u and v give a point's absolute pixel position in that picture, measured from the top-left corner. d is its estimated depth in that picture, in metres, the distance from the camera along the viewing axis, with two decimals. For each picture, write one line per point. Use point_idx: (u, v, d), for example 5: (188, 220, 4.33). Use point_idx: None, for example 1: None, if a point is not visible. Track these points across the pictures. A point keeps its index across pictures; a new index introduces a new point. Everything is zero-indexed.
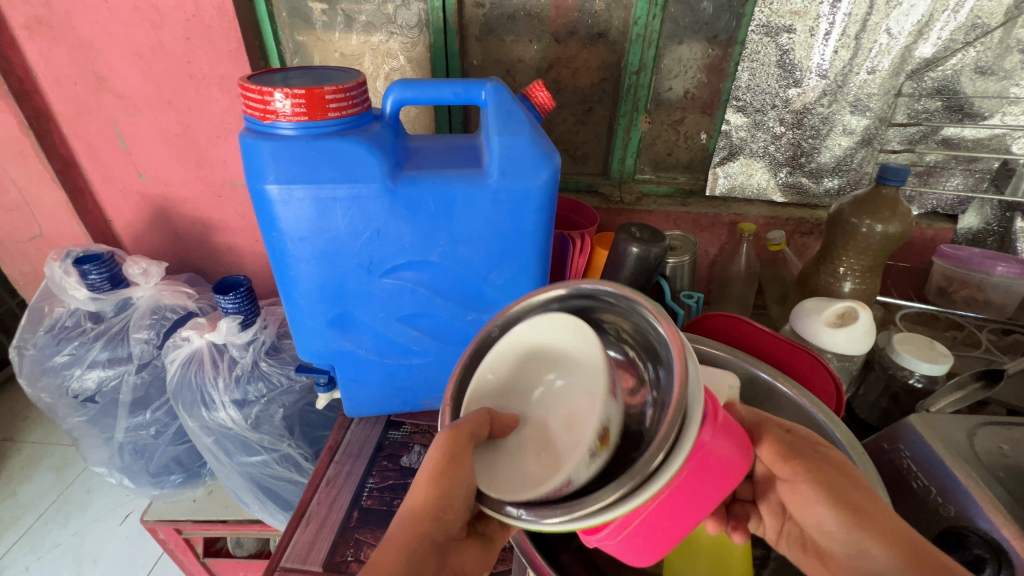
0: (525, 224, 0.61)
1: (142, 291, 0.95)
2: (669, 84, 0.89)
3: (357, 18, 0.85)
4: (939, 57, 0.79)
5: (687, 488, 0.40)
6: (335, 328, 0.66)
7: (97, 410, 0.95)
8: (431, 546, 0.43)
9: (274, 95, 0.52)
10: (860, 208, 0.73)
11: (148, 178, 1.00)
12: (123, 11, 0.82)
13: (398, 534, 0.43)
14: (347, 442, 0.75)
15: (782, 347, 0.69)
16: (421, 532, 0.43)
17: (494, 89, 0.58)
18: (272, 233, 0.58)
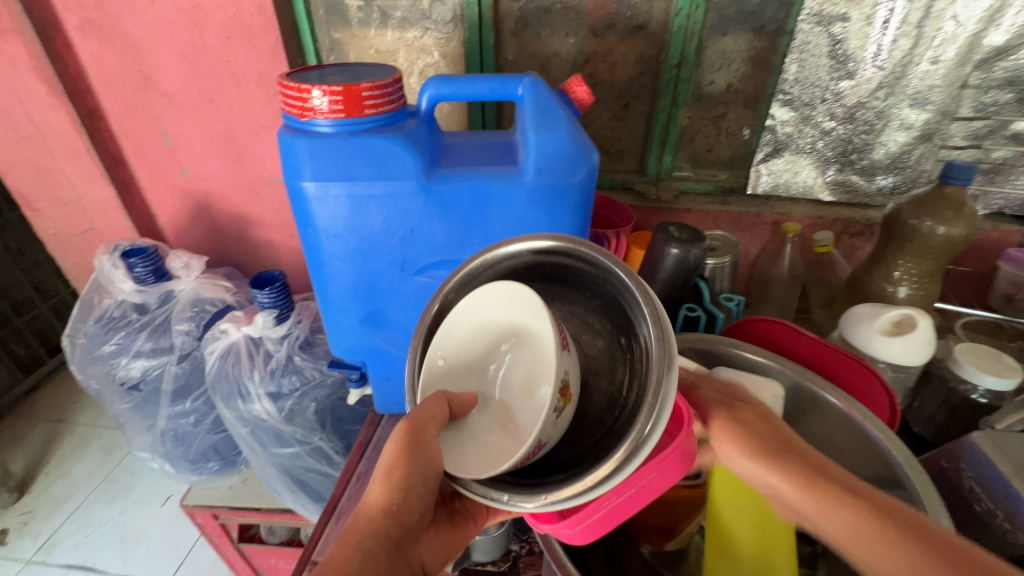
0: (561, 223, 0.59)
1: (183, 285, 0.98)
2: (711, 77, 0.86)
3: (392, 15, 0.85)
4: (1012, 45, 0.73)
5: (642, 495, 0.42)
6: (368, 325, 0.66)
7: (141, 398, 0.99)
8: (387, 541, 0.46)
9: (312, 93, 0.53)
10: (920, 209, 0.68)
11: (190, 175, 1.03)
12: (169, 12, 0.85)
13: (351, 531, 0.45)
14: (378, 438, 0.76)
15: (827, 354, 0.65)
16: (378, 527, 0.45)
17: (532, 84, 0.56)
18: (307, 230, 0.59)
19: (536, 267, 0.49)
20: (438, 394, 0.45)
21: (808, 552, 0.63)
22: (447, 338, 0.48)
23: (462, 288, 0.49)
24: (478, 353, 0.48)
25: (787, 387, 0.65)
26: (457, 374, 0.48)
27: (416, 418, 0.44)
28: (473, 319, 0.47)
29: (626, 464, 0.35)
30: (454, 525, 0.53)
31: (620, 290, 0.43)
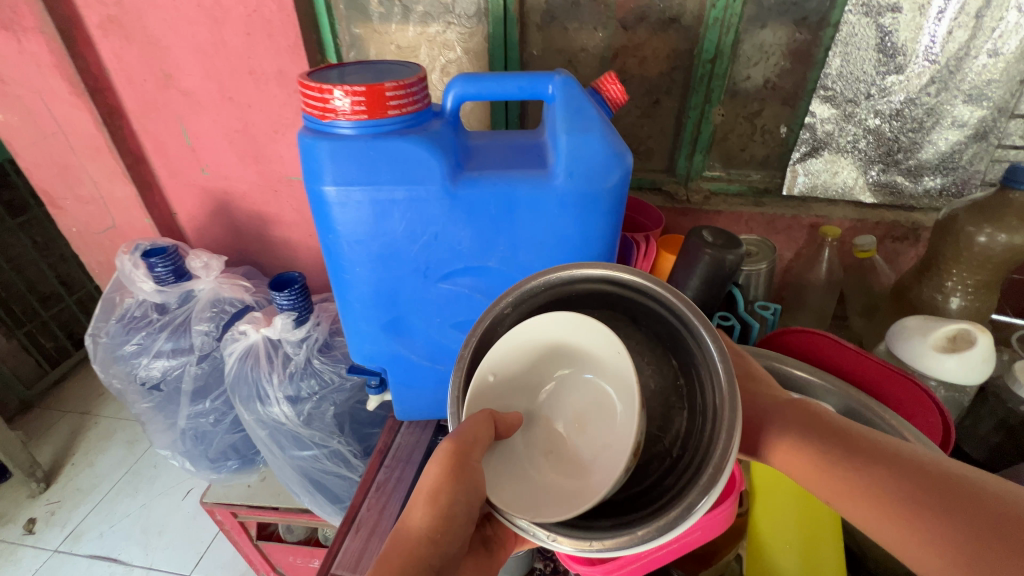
0: (592, 230, 0.57)
1: (203, 284, 0.97)
2: (748, 72, 0.82)
3: (414, 9, 0.82)
4: None
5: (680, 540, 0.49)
6: (389, 332, 0.64)
7: (162, 397, 0.99)
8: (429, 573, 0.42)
9: (334, 93, 0.50)
10: (980, 214, 0.63)
11: (210, 173, 1.02)
12: (188, 8, 0.83)
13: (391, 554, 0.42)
14: (397, 446, 0.74)
15: (873, 372, 0.61)
16: (420, 556, 0.42)
17: (563, 82, 0.53)
18: (328, 235, 0.57)
19: (596, 296, 0.51)
20: (485, 413, 0.45)
21: None
22: (502, 356, 0.49)
23: (518, 304, 0.50)
24: (531, 372, 0.50)
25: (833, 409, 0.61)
26: (509, 389, 0.50)
27: (464, 438, 0.43)
28: (535, 340, 0.49)
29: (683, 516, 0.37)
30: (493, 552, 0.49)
31: (688, 333, 0.45)
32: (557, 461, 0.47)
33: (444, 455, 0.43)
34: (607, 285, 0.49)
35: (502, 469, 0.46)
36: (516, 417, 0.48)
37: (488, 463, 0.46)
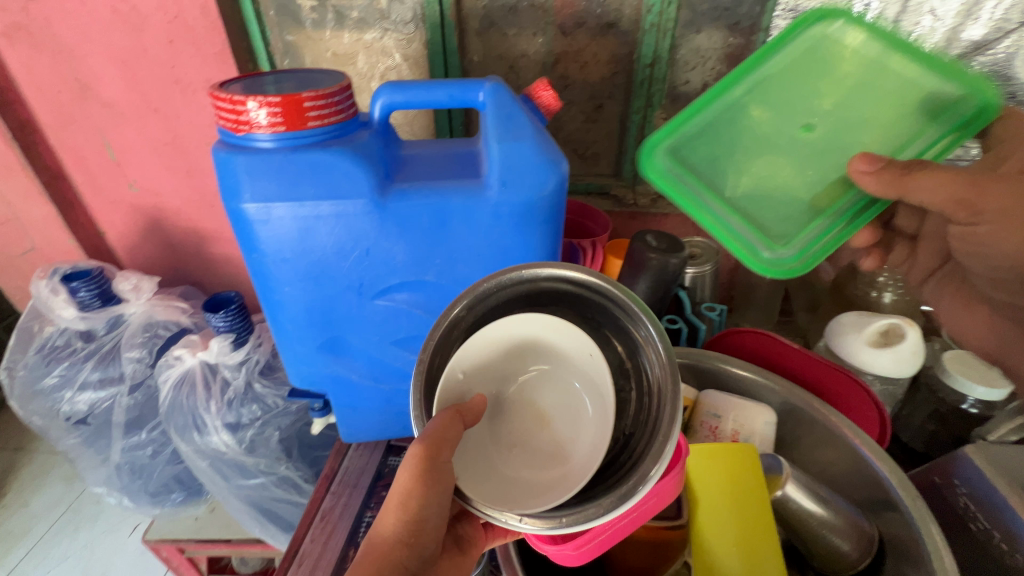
0: (530, 240, 0.55)
1: (133, 308, 0.91)
2: (686, 76, 0.82)
3: (349, 15, 0.80)
4: (989, 40, 0.71)
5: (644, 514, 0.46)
6: (326, 352, 0.61)
7: (91, 431, 0.92)
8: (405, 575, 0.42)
9: (248, 104, 0.47)
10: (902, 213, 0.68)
11: (139, 190, 0.96)
12: (102, 14, 0.78)
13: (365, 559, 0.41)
14: (344, 471, 0.71)
15: (819, 371, 0.62)
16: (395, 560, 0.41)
17: (493, 89, 0.52)
18: (252, 254, 0.53)
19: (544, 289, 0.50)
20: (447, 412, 0.43)
21: None
22: (465, 356, 0.47)
23: (472, 305, 0.47)
24: (495, 371, 0.49)
25: (777, 408, 0.63)
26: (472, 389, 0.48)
27: (428, 442, 0.40)
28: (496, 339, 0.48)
29: (640, 486, 0.37)
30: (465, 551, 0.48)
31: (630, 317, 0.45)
32: (523, 455, 0.46)
33: (414, 463, 0.41)
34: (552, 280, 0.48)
35: (470, 466, 0.45)
36: (479, 400, 0.45)
37: (457, 465, 0.45)
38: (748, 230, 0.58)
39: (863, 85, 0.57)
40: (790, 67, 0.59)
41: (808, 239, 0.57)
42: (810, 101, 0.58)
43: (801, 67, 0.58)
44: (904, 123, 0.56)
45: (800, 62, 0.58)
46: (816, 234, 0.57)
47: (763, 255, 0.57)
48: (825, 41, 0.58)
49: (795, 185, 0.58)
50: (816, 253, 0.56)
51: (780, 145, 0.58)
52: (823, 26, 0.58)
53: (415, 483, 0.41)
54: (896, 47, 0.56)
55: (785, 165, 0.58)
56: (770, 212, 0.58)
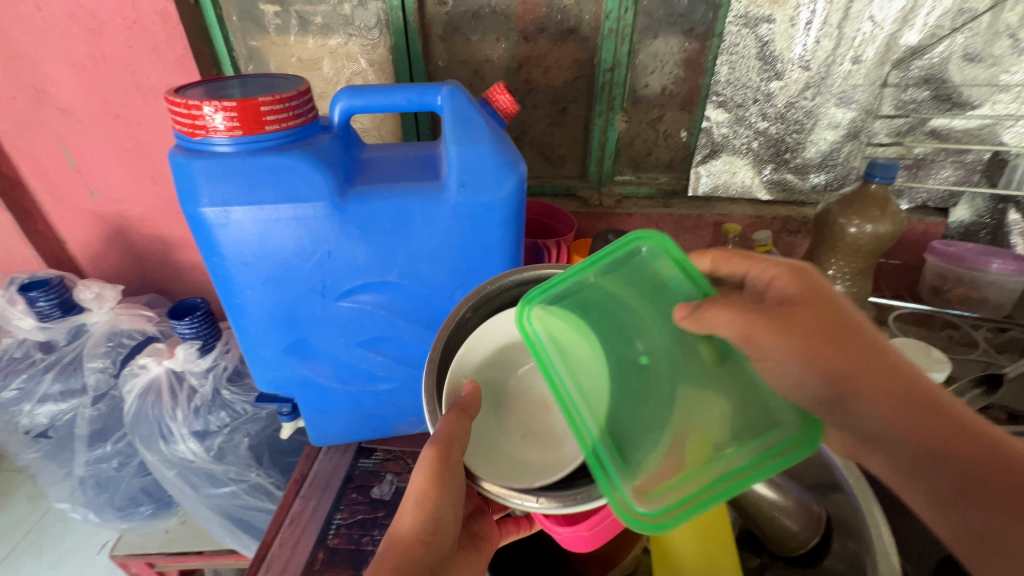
0: (491, 239, 0.57)
1: (96, 317, 0.89)
2: (646, 80, 0.85)
3: (313, 20, 0.80)
4: (925, 45, 0.75)
5: None
6: (292, 355, 0.61)
7: (52, 445, 0.90)
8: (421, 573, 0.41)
9: (203, 109, 0.48)
10: (849, 208, 0.70)
11: (101, 197, 0.94)
12: (59, 18, 0.76)
13: (385, 559, 0.41)
14: (315, 474, 0.71)
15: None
16: (413, 559, 0.41)
17: (450, 93, 0.53)
18: (212, 258, 0.53)
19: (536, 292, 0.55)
20: (454, 412, 0.44)
21: (755, 565, 0.59)
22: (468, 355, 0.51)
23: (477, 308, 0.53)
24: (495, 370, 0.53)
25: None
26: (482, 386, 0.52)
27: (445, 444, 0.42)
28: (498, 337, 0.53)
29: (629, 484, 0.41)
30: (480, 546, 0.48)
31: None
32: (533, 441, 0.49)
33: (428, 464, 0.42)
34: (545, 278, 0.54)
35: (477, 454, 0.47)
36: (473, 386, 0.48)
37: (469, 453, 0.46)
38: (623, 465, 0.39)
39: (633, 331, 0.46)
40: (598, 295, 0.48)
41: (681, 475, 0.38)
42: (650, 328, 0.46)
43: (604, 291, 0.49)
44: (719, 407, 0.41)
45: (613, 289, 0.49)
46: (680, 471, 0.39)
47: (640, 509, 0.37)
48: (644, 269, 0.49)
49: (694, 435, 0.40)
50: (712, 492, 0.37)
51: (619, 375, 0.44)
52: (629, 249, 0.50)
53: (429, 483, 0.42)
54: (653, 291, 0.48)
55: (674, 403, 0.42)
56: (639, 456, 0.40)
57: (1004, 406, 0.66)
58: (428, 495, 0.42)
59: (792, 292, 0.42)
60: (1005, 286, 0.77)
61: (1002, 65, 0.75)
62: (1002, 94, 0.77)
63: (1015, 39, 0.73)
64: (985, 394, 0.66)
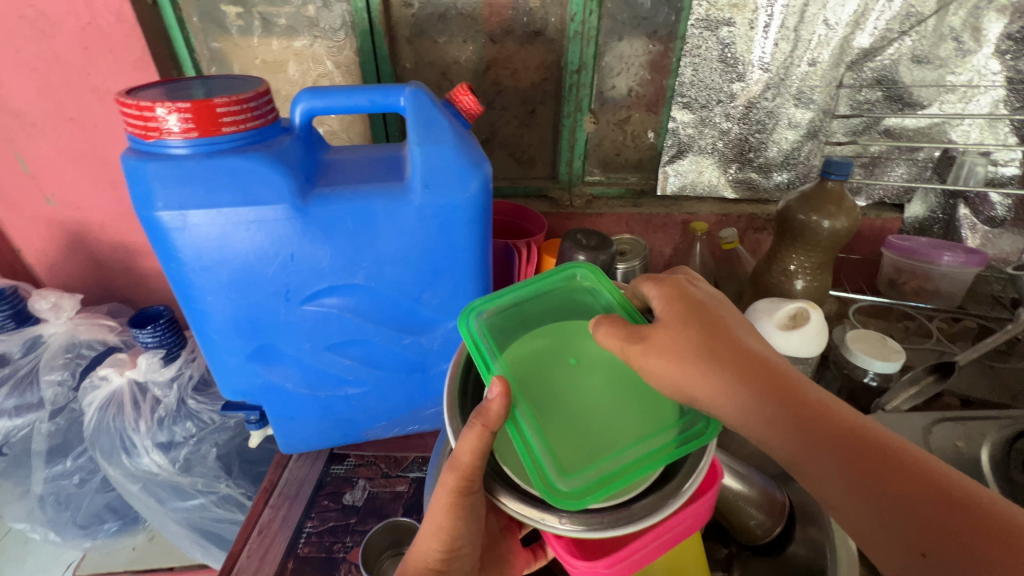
0: (457, 240, 0.57)
1: (53, 328, 0.86)
2: (613, 82, 0.86)
3: (276, 22, 0.79)
4: (877, 47, 0.78)
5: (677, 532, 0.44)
6: (256, 361, 0.60)
7: (7, 462, 0.86)
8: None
9: (157, 111, 0.47)
10: (807, 205, 0.73)
11: (57, 204, 0.91)
12: (9, 20, 0.74)
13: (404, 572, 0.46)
14: (284, 482, 0.70)
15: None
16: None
17: (413, 94, 0.53)
18: (170, 263, 0.52)
19: None
20: (475, 427, 0.38)
21: (723, 555, 0.60)
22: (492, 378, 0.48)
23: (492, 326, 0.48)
24: None
25: None
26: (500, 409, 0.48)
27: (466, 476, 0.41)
28: None
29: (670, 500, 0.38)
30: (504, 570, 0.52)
31: None
32: None
33: (446, 495, 0.43)
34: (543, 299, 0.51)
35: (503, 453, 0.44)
36: (503, 385, 0.39)
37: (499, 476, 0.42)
38: (554, 453, 0.39)
39: (556, 341, 0.47)
40: (529, 310, 0.49)
41: (602, 459, 0.38)
42: (575, 338, 0.47)
43: (538, 308, 0.50)
44: (647, 403, 0.42)
45: (546, 305, 0.50)
46: (603, 457, 0.39)
47: (564, 491, 0.37)
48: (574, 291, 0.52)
49: (621, 429, 0.40)
50: (622, 475, 0.37)
51: (551, 373, 0.44)
52: (564, 275, 0.53)
53: (450, 518, 0.44)
54: (581, 307, 0.50)
55: (603, 399, 0.43)
56: (569, 446, 0.39)
57: (956, 392, 0.70)
58: (448, 530, 0.44)
59: (661, 312, 0.44)
60: (956, 278, 0.81)
61: (948, 66, 0.79)
62: (949, 94, 0.80)
63: (959, 42, 0.77)
64: (939, 380, 0.69)
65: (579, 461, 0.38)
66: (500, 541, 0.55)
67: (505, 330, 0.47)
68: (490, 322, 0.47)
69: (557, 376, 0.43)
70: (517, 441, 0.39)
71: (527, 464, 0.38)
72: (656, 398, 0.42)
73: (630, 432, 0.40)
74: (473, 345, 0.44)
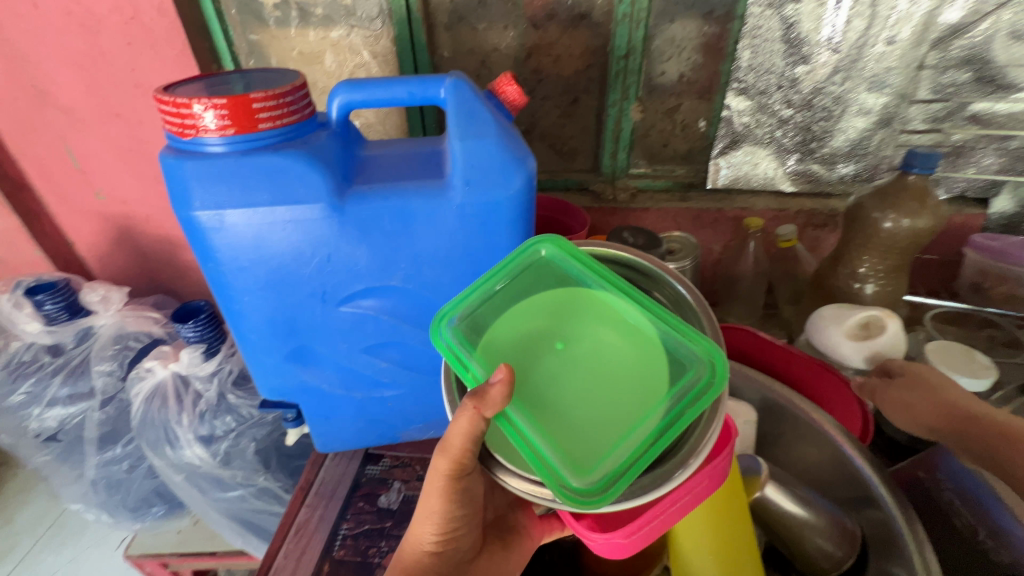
0: (499, 240, 0.54)
1: (103, 320, 0.88)
2: (662, 67, 0.81)
3: (313, 12, 0.77)
4: (967, 22, 0.70)
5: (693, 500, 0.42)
6: (294, 362, 0.59)
7: (62, 448, 0.89)
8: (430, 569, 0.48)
9: (193, 107, 0.45)
10: (883, 202, 0.67)
11: (106, 198, 0.93)
12: (58, 17, 0.74)
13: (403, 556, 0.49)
14: (321, 481, 0.69)
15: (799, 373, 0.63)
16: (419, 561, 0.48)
17: (454, 85, 0.50)
18: (208, 263, 0.51)
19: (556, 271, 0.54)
20: (468, 409, 0.38)
21: None
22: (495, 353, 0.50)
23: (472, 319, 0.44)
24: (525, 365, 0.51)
25: (758, 404, 0.64)
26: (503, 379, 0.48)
27: (456, 461, 0.43)
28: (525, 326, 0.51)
29: (677, 472, 0.37)
30: (508, 544, 0.52)
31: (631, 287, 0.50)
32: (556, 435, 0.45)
33: (444, 481, 0.46)
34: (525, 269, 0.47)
35: (495, 440, 0.43)
36: (507, 372, 0.38)
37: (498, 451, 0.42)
38: (560, 450, 0.38)
39: (544, 322, 0.44)
40: (511, 293, 0.46)
41: (612, 451, 0.38)
42: (565, 319, 0.44)
43: (517, 291, 0.46)
44: (642, 379, 0.40)
45: (521, 286, 0.46)
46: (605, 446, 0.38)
47: (579, 488, 0.36)
48: (546, 267, 0.47)
49: (620, 414, 0.39)
50: (629, 464, 0.37)
51: (541, 361, 0.42)
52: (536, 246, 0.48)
53: (443, 501, 0.47)
54: (563, 275, 0.47)
55: (598, 384, 0.41)
56: (574, 439, 0.38)
57: None
58: (441, 513, 0.47)
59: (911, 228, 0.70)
60: None
61: None
62: None
63: None
64: None
65: (585, 454, 0.38)
66: (507, 516, 0.55)
67: (486, 326, 0.44)
68: (465, 324, 0.44)
69: (548, 367, 0.42)
70: (520, 442, 0.38)
71: (540, 469, 0.37)
72: (651, 374, 0.40)
73: (633, 413, 0.39)
74: (454, 358, 0.42)
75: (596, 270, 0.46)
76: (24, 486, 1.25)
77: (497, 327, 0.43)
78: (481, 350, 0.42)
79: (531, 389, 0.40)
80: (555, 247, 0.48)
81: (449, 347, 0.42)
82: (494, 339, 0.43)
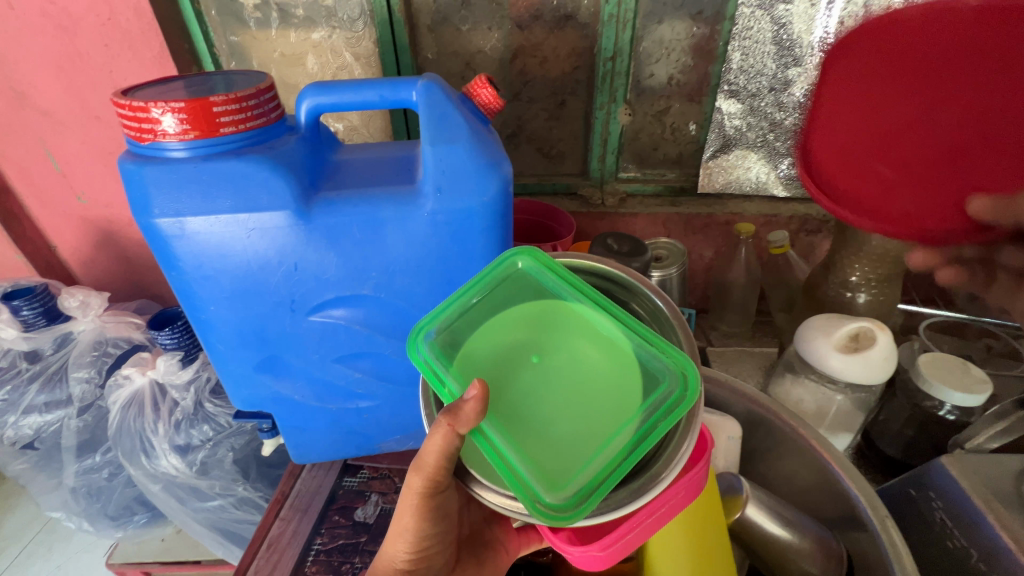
0: (474, 248, 0.52)
1: (82, 326, 0.87)
2: (651, 70, 0.79)
3: (294, 13, 0.75)
4: None
5: (672, 508, 0.40)
6: (265, 372, 0.57)
7: (39, 456, 0.88)
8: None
9: (151, 112, 0.44)
10: None
11: (87, 202, 0.91)
12: (33, 19, 0.73)
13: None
14: (296, 493, 0.67)
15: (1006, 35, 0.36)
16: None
17: (425, 87, 0.48)
18: (171, 271, 0.49)
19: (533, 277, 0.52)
20: (441, 425, 0.36)
21: None
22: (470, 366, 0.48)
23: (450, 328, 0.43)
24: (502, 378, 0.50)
25: (744, 417, 0.62)
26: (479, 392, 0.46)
27: (431, 478, 0.42)
28: None
29: (652, 488, 0.35)
30: (482, 561, 0.51)
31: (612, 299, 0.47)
32: None
33: (419, 499, 0.44)
34: (501, 277, 0.45)
35: (470, 453, 0.41)
36: (481, 388, 0.36)
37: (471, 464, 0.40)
38: (533, 465, 0.36)
39: (523, 336, 0.42)
40: (489, 305, 0.44)
41: (586, 466, 0.36)
42: (544, 331, 0.42)
43: (495, 302, 0.44)
44: (617, 392, 0.39)
45: (501, 296, 0.44)
46: (581, 463, 0.36)
47: (552, 504, 0.34)
48: (523, 278, 0.45)
49: (595, 429, 0.37)
50: (604, 481, 0.35)
51: (518, 375, 0.40)
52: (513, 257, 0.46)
53: (417, 519, 0.45)
54: (541, 286, 0.45)
55: (576, 398, 0.39)
56: (549, 455, 0.37)
57: None
58: (416, 531, 0.46)
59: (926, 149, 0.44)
60: None
61: None
62: None
63: None
64: None
65: (561, 470, 0.36)
66: (484, 531, 0.55)
67: (464, 340, 0.42)
68: (442, 337, 0.42)
69: (524, 380, 0.40)
70: (494, 458, 0.36)
71: (514, 483, 0.35)
72: (627, 387, 0.39)
73: (608, 426, 0.37)
74: (430, 373, 0.40)
75: (572, 280, 0.44)
76: (11, 492, 1.24)
77: (476, 341, 0.42)
78: (458, 364, 0.40)
79: (508, 404, 0.39)
80: (532, 257, 0.46)
81: (426, 362, 0.40)
82: (473, 353, 0.41)
